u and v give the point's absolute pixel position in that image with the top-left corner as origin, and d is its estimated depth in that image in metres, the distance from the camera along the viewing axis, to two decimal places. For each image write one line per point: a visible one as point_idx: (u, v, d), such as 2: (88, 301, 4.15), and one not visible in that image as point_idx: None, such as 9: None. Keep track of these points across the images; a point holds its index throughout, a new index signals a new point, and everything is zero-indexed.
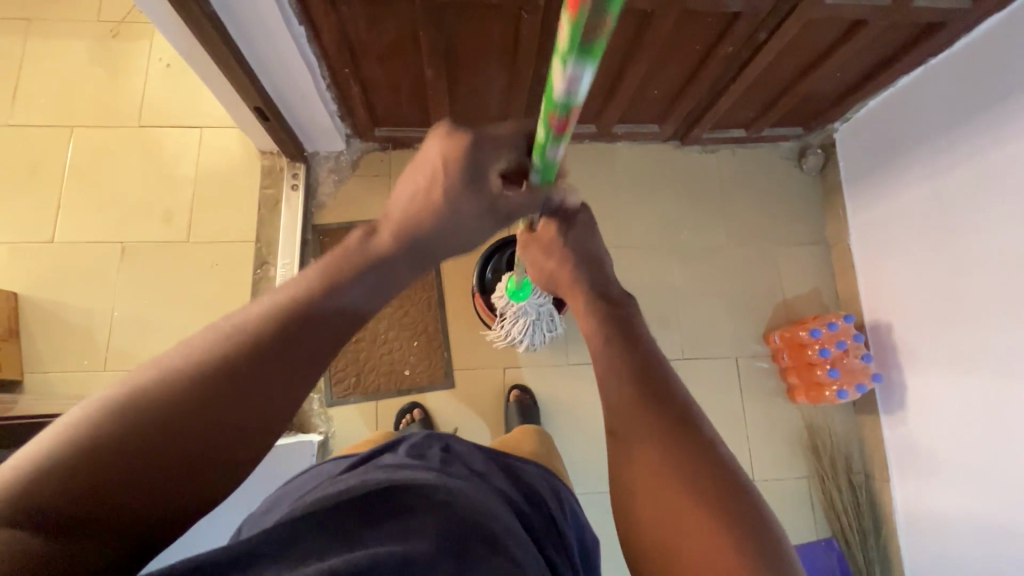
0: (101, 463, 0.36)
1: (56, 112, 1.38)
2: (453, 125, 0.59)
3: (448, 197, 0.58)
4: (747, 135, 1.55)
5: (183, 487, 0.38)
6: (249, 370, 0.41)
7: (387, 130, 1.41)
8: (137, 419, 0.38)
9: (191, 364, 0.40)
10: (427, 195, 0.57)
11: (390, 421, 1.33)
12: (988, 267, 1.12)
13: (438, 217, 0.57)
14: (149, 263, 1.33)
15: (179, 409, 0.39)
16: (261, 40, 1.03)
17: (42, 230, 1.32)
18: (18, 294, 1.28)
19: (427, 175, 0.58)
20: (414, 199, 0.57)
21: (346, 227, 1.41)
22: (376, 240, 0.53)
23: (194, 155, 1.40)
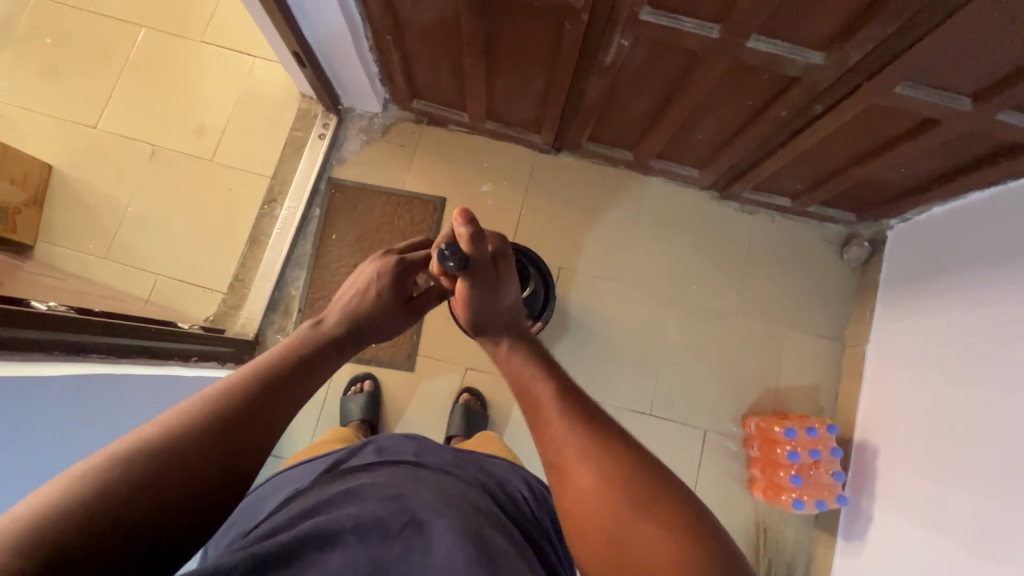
0: (121, 495, 0.41)
1: (131, 8, 1.45)
2: (382, 253, 0.81)
3: (380, 292, 0.76)
4: (791, 206, 1.45)
5: (199, 499, 0.45)
6: (249, 401, 0.51)
7: (424, 105, 1.41)
8: (146, 460, 0.43)
9: (187, 413, 0.47)
10: (368, 292, 0.76)
11: (341, 385, 1.35)
12: (993, 423, 1.01)
13: (371, 305, 0.74)
14: (172, 171, 1.39)
15: (192, 439, 0.46)
16: None
17: (90, 115, 1.40)
18: (53, 167, 1.37)
19: (363, 280, 0.77)
20: (354, 295, 0.75)
21: (359, 187, 1.43)
22: (324, 325, 0.68)
23: (241, 81, 1.44)
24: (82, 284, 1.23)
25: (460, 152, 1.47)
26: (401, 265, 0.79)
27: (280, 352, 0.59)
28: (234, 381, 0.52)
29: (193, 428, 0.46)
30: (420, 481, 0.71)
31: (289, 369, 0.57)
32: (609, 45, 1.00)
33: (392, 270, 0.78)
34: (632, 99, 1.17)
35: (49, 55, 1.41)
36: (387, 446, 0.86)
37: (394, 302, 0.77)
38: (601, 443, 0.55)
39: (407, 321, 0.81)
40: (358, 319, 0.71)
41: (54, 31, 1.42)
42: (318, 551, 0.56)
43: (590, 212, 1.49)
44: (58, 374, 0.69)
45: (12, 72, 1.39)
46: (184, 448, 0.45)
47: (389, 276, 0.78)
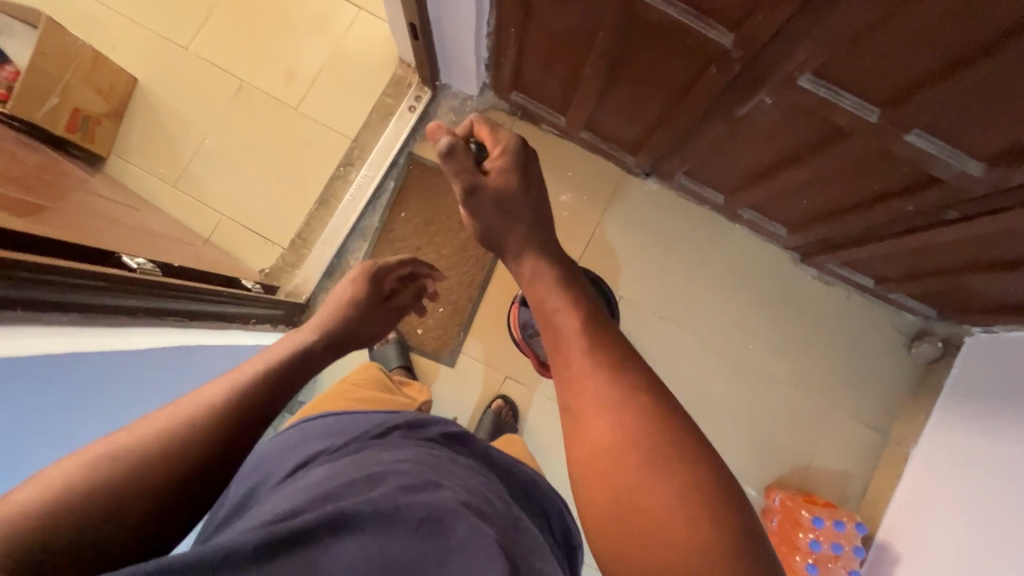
0: (109, 496, 0.45)
1: None
2: (366, 262, 0.94)
3: (355, 293, 0.87)
4: (872, 288, 1.38)
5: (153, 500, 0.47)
6: (237, 412, 0.54)
7: (522, 98, 1.34)
8: (117, 463, 0.46)
9: (179, 421, 0.51)
10: (347, 293, 0.87)
11: None
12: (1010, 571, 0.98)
13: (345, 309, 0.84)
14: (254, 111, 1.35)
15: (155, 445, 0.48)
16: None
17: (184, 35, 1.35)
18: (138, 81, 1.33)
19: (347, 286, 0.89)
20: (337, 297, 0.86)
21: (437, 169, 1.38)
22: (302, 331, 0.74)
23: (341, 30, 1.37)
24: (148, 211, 1.22)
25: (546, 155, 1.41)
26: (372, 269, 0.92)
27: (277, 362, 0.63)
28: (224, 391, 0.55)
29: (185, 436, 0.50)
30: (448, 475, 0.59)
31: (284, 388, 0.61)
32: (750, 98, 0.93)
33: (368, 273, 0.91)
34: (746, 149, 1.10)
35: None
36: (414, 428, 0.76)
37: (371, 302, 0.88)
38: (627, 392, 0.46)
39: (385, 319, 0.91)
40: (344, 314, 0.82)
41: None
42: (332, 542, 0.43)
43: (663, 245, 1.44)
44: (127, 341, 0.68)
45: None
46: (149, 453, 0.48)
47: (364, 277, 0.90)
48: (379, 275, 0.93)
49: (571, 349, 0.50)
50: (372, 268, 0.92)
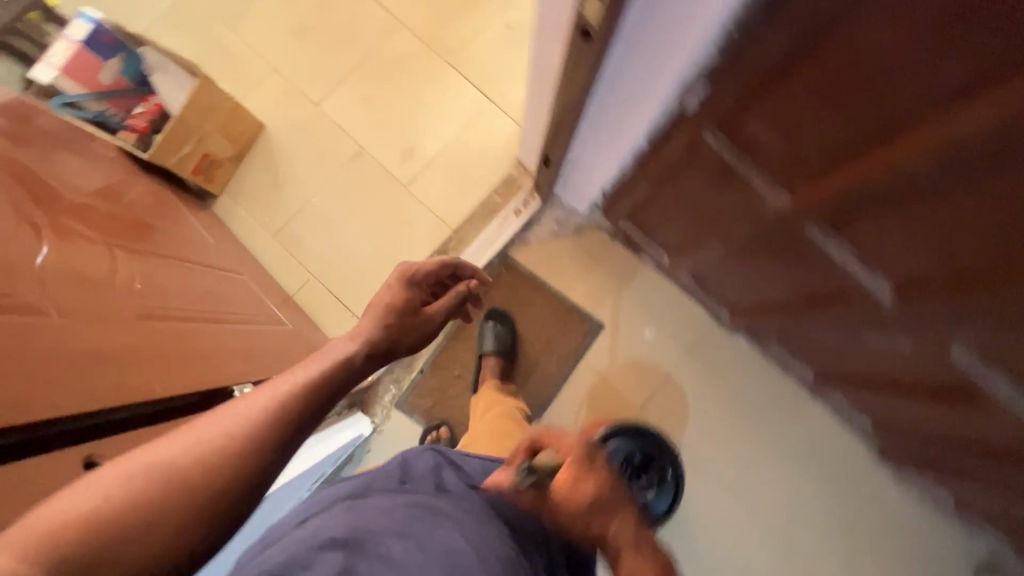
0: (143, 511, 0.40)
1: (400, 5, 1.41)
2: (404, 267, 0.79)
3: (390, 300, 0.73)
4: (952, 508, 1.29)
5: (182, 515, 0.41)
6: (277, 436, 0.47)
7: (629, 229, 1.30)
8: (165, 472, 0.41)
9: (228, 442, 0.44)
10: (383, 300, 0.73)
11: (418, 428, 1.31)
12: None
13: (382, 316, 0.70)
14: (365, 180, 1.36)
15: (208, 455, 0.43)
16: (598, 131, 0.95)
17: (317, 92, 1.38)
18: (265, 128, 1.36)
19: (383, 293, 0.75)
20: (376, 306, 0.72)
21: (528, 277, 1.36)
22: (339, 344, 0.63)
23: (467, 119, 1.38)
24: (248, 263, 1.24)
25: (639, 286, 1.38)
26: (405, 271, 0.78)
27: (319, 372, 0.54)
28: (271, 408, 0.48)
29: (221, 463, 0.43)
30: (431, 524, 0.62)
31: (321, 405, 0.52)
32: (886, 336, 0.87)
33: (403, 278, 0.77)
34: (859, 359, 1.04)
35: (307, 17, 1.40)
36: (407, 464, 0.75)
37: (409, 312, 0.74)
38: None
39: (428, 332, 0.75)
40: (378, 324, 0.69)
41: None
42: None
43: (735, 404, 1.38)
44: None
45: (270, 21, 1.40)
46: (203, 462, 0.43)
47: (397, 282, 0.76)
48: (416, 280, 0.78)
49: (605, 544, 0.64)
50: (406, 270, 0.78)
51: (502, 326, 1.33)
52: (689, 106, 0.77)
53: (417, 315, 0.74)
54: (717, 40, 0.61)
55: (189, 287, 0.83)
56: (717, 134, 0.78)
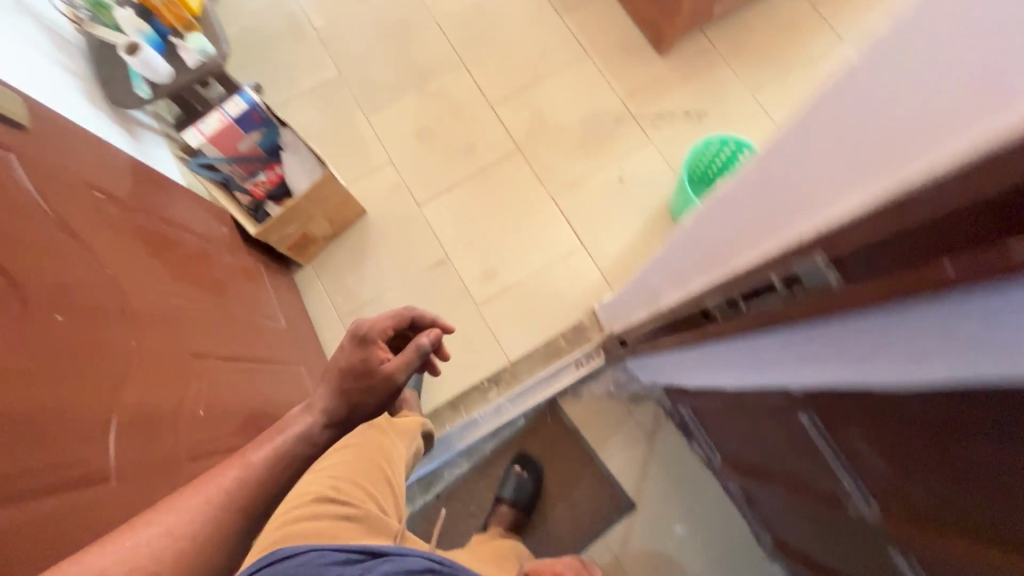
0: None
1: (523, 131, 1.46)
2: (357, 324, 0.73)
3: (342, 364, 0.70)
4: None
5: None
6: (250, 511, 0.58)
7: (688, 421, 1.23)
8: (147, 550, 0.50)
9: (198, 521, 0.54)
10: (336, 365, 0.71)
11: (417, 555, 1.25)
12: None
13: (334, 381, 0.70)
14: (441, 287, 1.38)
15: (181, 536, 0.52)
16: (685, 359, 0.93)
17: (423, 192, 1.43)
18: (365, 213, 1.42)
19: (338, 357, 0.71)
20: (332, 370, 0.71)
21: (570, 430, 1.32)
22: (299, 416, 0.69)
23: (555, 256, 1.38)
24: (308, 342, 1.27)
25: (680, 475, 1.30)
26: (355, 332, 0.72)
27: (275, 449, 0.64)
28: (235, 488, 0.58)
29: (200, 532, 0.53)
30: None
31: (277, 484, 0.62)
32: None
33: (354, 336, 0.71)
34: None
35: (437, 124, 1.48)
36: None
37: (359, 378, 0.69)
38: None
39: (378, 394, 0.69)
40: (331, 396, 0.69)
41: (455, 108, 1.49)
42: None
43: None
44: None
45: (403, 116, 1.48)
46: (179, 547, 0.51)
47: (349, 346, 0.71)
48: (371, 337, 0.71)
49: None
50: (357, 330, 0.72)
51: (527, 472, 1.28)
52: (783, 395, 0.70)
53: (366, 381, 0.69)
54: (824, 379, 0.55)
55: (243, 375, 0.87)
56: (812, 421, 0.67)
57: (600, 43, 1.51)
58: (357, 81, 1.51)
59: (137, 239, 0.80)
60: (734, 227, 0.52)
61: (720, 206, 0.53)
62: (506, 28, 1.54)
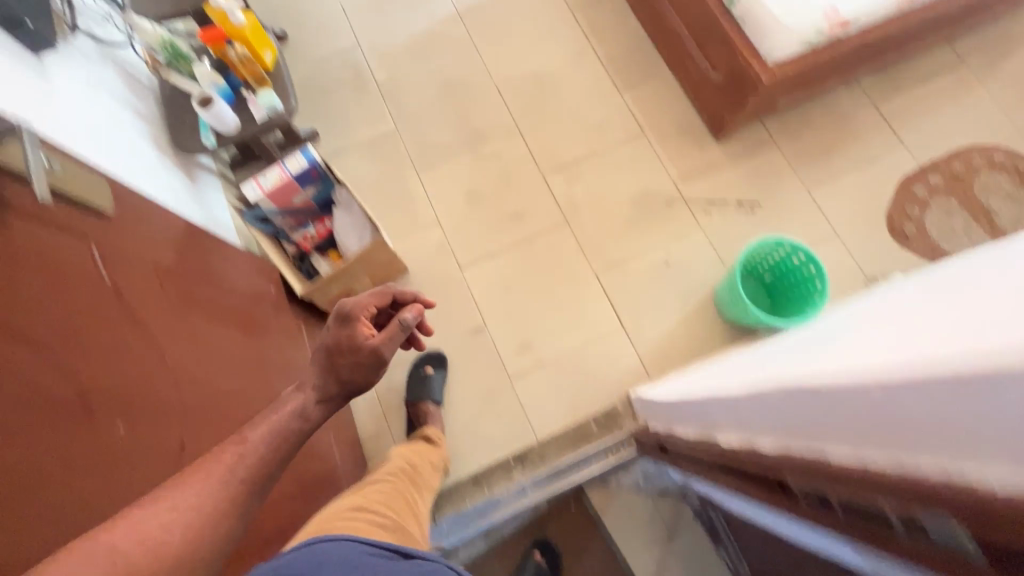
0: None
1: (572, 204, 1.46)
2: (341, 302, 0.79)
3: (330, 339, 0.73)
4: None
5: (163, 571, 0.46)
6: (253, 490, 0.55)
7: (715, 531, 1.18)
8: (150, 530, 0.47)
9: (200, 502, 0.51)
10: (325, 344, 0.73)
11: None
12: None
13: (325, 355, 0.72)
14: (476, 354, 1.36)
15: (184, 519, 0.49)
16: (724, 495, 0.90)
17: (467, 255, 1.43)
18: (407, 271, 1.41)
19: (327, 337, 0.74)
20: (323, 346, 0.73)
21: (591, 521, 1.28)
22: (295, 393, 0.68)
23: (593, 335, 1.36)
24: None
25: None
26: (340, 308, 0.77)
27: (276, 424, 0.62)
28: (237, 471, 0.55)
29: (203, 516, 0.50)
30: None
31: (277, 458, 0.60)
32: None
33: (339, 315, 0.77)
34: None
35: (487, 189, 1.48)
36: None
37: (350, 350, 0.72)
38: None
39: (369, 363, 0.73)
40: (323, 370, 0.71)
41: (506, 174, 1.49)
42: None
43: None
44: None
45: (454, 176, 1.49)
46: (182, 530, 0.48)
47: (335, 324, 0.75)
48: (353, 311, 0.76)
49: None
50: (342, 307, 0.77)
51: (546, 559, 1.25)
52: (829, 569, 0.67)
53: (358, 350, 0.72)
54: None
55: (242, 378, 0.84)
56: None
57: (656, 124, 1.51)
58: (412, 137, 1.52)
59: (187, 309, 0.79)
60: (836, 427, 0.49)
61: (823, 401, 0.50)
62: (564, 99, 1.55)
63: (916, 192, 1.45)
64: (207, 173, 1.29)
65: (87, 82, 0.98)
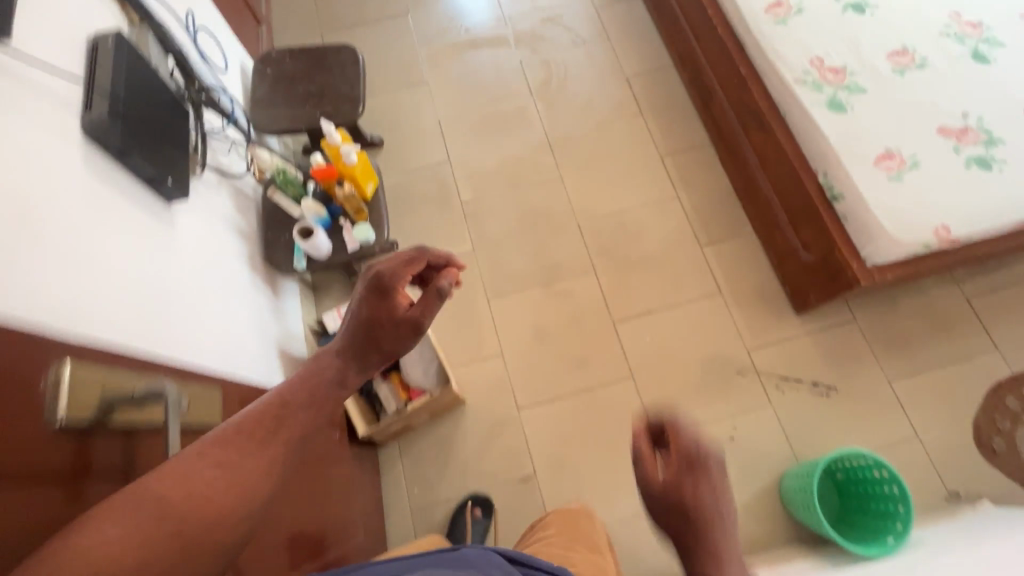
0: (159, 541, 0.45)
1: (640, 359, 1.43)
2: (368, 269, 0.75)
3: (363, 299, 0.70)
4: None
5: (207, 522, 0.48)
6: (292, 442, 0.55)
7: None
8: (183, 489, 0.47)
9: (233, 460, 0.51)
10: (354, 305, 0.70)
11: None
12: None
13: (357, 316, 0.69)
14: (521, 506, 1.31)
15: (217, 475, 0.49)
16: None
17: (526, 397, 1.40)
18: (464, 404, 1.39)
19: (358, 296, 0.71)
20: (357, 306, 0.70)
21: None
22: (326, 357, 0.65)
23: (646, 508, 1.29)
24: (375, 538, 1.22)
25: None
26: (375, 276, 0.71)
27: (304, 381, 0.60)
28: (270, 419, 0.55)
29: (237, 474, 0.50)
30: None
31: (315, 404, 0.59)
32: None
33: (374, 283, 0.71)
34: None
35: (555, 329, 1.47)
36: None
37: (385, 314, 0.69)
38: None
39: (404, 320, 0.70)
40: (352, 330, 0.68)
41: (576, 317, 1.48)
42: None
43: None
44: None
45: (524, 311, 1.49)
46: (217, 487, 0.49)
47: (370, 293, 0.70)
48: (392, 284, 0.71)
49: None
50: (377, 276, 0.71)
51: None
52: None
53: (390, 310, 0.69)
54: None
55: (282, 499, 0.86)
56: None
57: (734, 287, 1.48)
58: (488, 264, 1.54)
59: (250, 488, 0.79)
60: None
61: None
62: (644, 246, 1.54)
63: (1007, 405, 1.36)
64: (291, 284, 1.32)
65: (202, 215, 1.01)
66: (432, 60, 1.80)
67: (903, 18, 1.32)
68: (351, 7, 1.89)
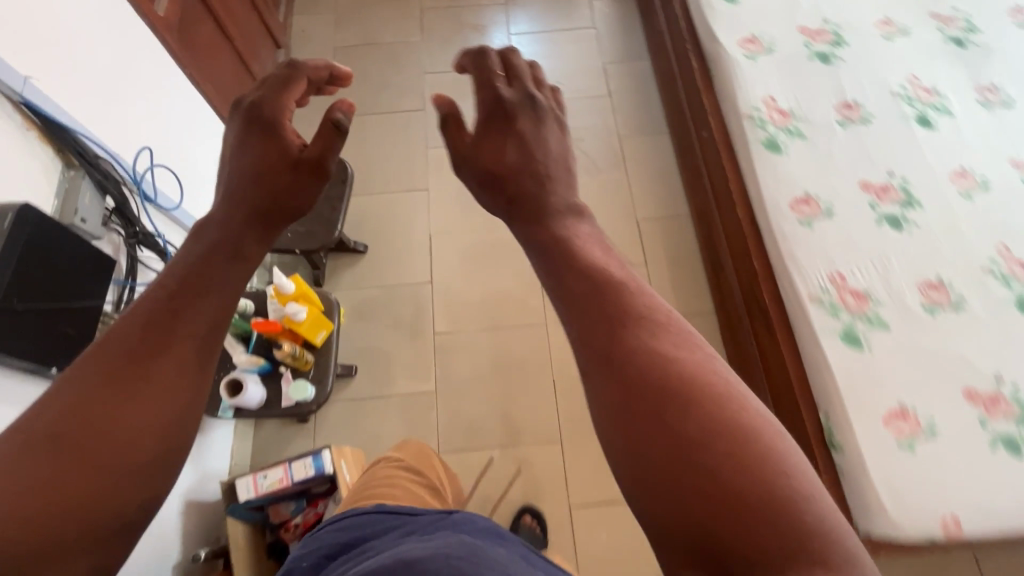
0: (65, 479, 0.36)
1: (591, 557, 1.28)
2: (232, 122, 0.60)
3: (236, 150, 0.57)
4: None
5: (121, 440, 0.38)
6: (198, 325, 0.43)
7: None
8: (68, 414, 0.38)
9: (121, 368, 0.40)
10: (228, 160, 0.57)
11: None
12: None
13: (234, 171, 0.55)
14: None
15: (112, 383, 0.39)
16: None
17: None
18: None
19: (228, 152, 0.58)
20: (232, 159, 0.57)
21: None
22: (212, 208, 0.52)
23: None
24: None
25: None
26: (248, 111, 0.59)
27: (197, 246, 0.48)
28: (160, 307, 0.42)
29: (134, 388, 0.39)
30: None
31: (222, 252, 0.47)
32: None
33: (247, 121, 0.58)
34: None
35: (504, 502, 1.33)
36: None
37: (272, 152, 0.56)
38: None
39: (297, 153, 0.56)
40: (228, 179, 0.55)
41: (529, 492, 1.34)
42: None
43: None
44: None
45: (476, 474, 1.35)
46: (121, 400, 0.39)
47: (246, 133, 0.57)
48: (273, 116, 0.58)
49: (760, 459, 0.35)
50: (252, 106, 0.59)
51: None
52: None
53: (279, 146, 0.57)
54: None
55: None
56: None
57: None
58: (449, 411, 1.41)
59: None
60: None
61: None
62: None
63: None
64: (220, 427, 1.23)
65: None
66: (438, 165, 1.71)
67: (943, 244, 1.18)
68: (369, 94, 1.82)
